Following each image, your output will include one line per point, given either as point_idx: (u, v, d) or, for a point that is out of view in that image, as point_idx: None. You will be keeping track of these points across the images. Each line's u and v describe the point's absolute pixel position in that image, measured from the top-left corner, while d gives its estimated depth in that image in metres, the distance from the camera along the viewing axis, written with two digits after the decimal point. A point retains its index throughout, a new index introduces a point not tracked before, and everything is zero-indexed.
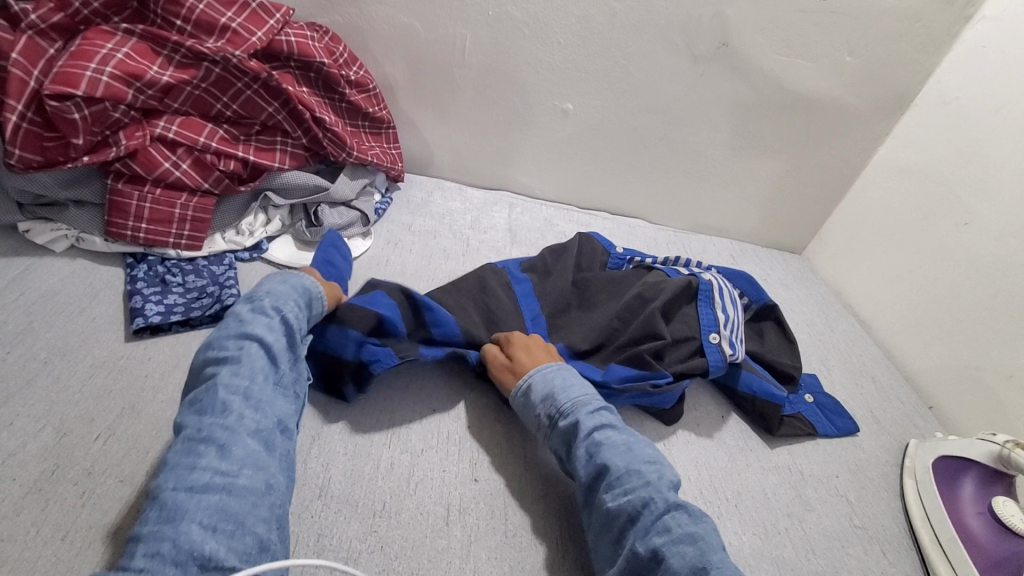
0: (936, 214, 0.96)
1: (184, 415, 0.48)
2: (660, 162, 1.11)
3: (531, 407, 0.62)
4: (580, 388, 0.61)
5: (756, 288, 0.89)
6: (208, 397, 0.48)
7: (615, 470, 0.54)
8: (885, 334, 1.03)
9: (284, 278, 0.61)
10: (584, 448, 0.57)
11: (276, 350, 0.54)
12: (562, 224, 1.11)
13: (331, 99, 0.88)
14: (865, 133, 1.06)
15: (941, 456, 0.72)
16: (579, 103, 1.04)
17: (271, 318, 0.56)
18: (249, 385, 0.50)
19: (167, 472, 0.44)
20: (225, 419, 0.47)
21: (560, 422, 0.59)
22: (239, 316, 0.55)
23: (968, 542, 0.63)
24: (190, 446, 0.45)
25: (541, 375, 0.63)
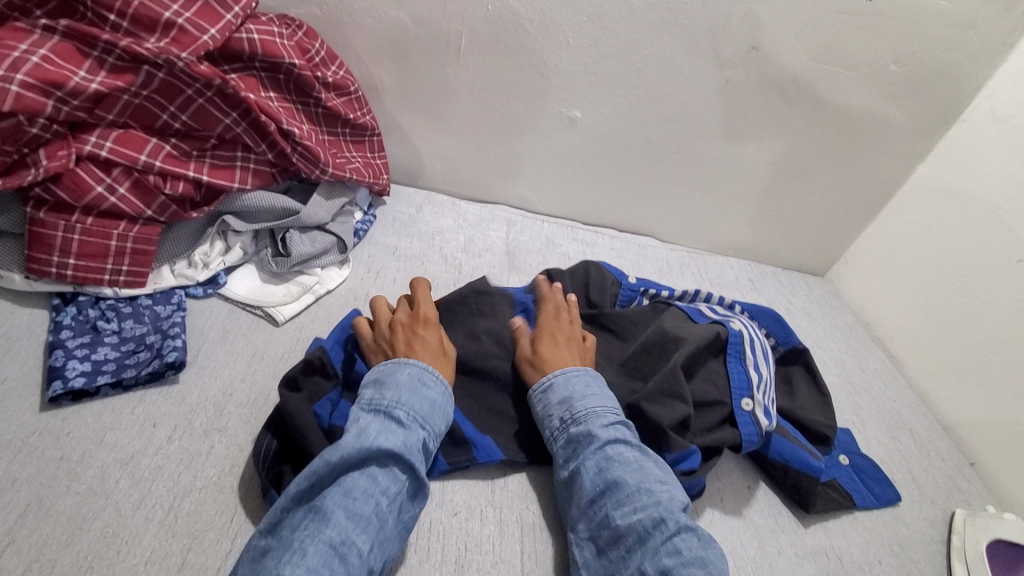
0: (985, 246, 0.85)
1: (332, 509, 0.44)
2: (675, 178, 1.00)
3: (543, 405, 0.59)
4: (599, 398, 0.58)
5: (783, 328, 0.80)
6: (360, 505, 0.44)
7: (625, 487, 0.50)
8: (922, 375, 0.93)
9: (449, 401, 0.56)
10: (593, 461, 0.53)
11: (420, 490, 0.49)
12: (566, 244, 1.00)
13: (304, 104, 0.77)
14: (905, 150, 0.95)
15: (999, 539, 0.65)
16: (587, 110, 0.92)
17: (423, 450, 0.51)
18: (388, 518, 0.46)
19: (300, 564, 0.40)
20: (364, 545, 0.43)
21: (573, 428, 0.56)
22: (410, 433, 0.50)
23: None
24: (328, 557, 0.41)
25: (563, 376, 0.60)
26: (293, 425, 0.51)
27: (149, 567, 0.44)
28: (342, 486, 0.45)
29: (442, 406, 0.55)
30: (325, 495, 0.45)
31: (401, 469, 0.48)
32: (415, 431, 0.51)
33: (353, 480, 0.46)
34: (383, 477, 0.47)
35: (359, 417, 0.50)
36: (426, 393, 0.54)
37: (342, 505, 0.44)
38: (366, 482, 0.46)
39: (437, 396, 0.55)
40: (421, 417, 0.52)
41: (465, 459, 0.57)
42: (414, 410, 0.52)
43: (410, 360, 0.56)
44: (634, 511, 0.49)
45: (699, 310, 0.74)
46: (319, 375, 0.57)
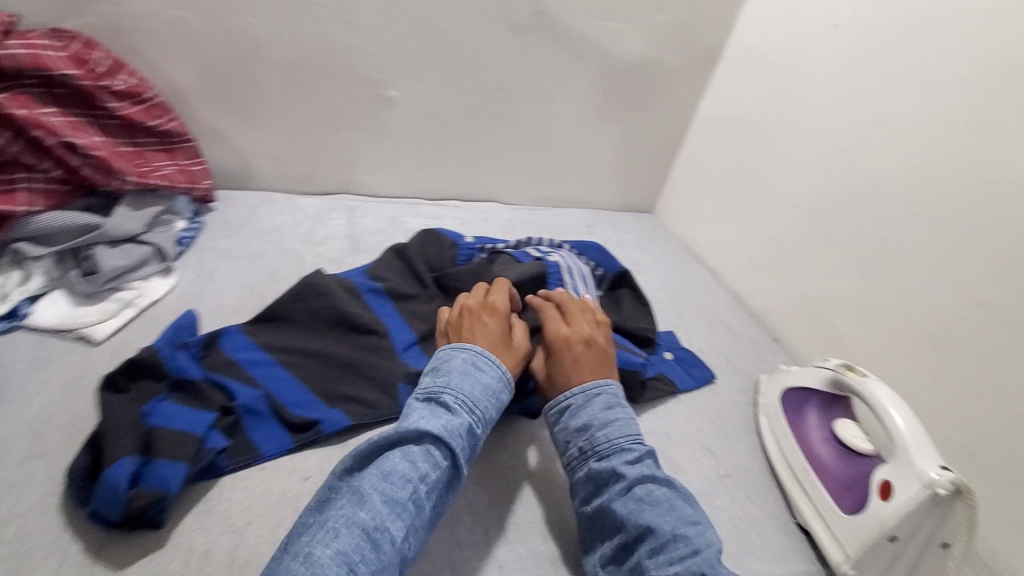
0: (756, 159, 1.02)
1: (369, 490, 0.44)
2: (502, 142, 1.07)
3: (562, 433, 0.58)
4: (639, 422, 0.57)
5: (608, 257, 0.91)
6: (394, 486, 0.45)
7: (660, 535, 0.49)
8: (733, 277, 1.08)
9: (502, 384, 0.57)
10: (625, 504, 0.51)
11: (456, 480, 0.50)
12: (411, 220, 1.03)
13: (95, 117, 0.73)
14: (688, 90, 1.10)
15: (791, 386, 0.76)
16: (403, 89, 0.96)
17: (470, 438, 0.51)
18: (425, 504, 0.46)
19: (332, 543, 0.40)
20: (398, 533, 0.43)
21: (593, 462, 0.55)
22: (456, 420, 0.51)
23: (817, 470, 0.67)
24: (364, 539, 0.41)
25: (582, 396, 0.59)
26: (102, 425, 0.51)
27: None
28: (381, 467, 0.46)
29: (491, 397, 0.55)
30: (365, 476, 0.46)
31: (445, 454, 0.49)
32: (467, 420, 0.52)
33: (393, 463, 0.46)
34: (422, 460, 0.47)
35: (410, 408, 0.52)
36: (478, 376, 0.55)
37: (377, 488, 0.44)
38: (406, 464, 0.46)
39: (491, 379, 0.56)
40: (472, 405, 0.53)
41: (311, 434, 0.59)
42: (461, 397, 0.53)
43: (468, 346, 0.59)
44: (671, 561, 0.47)
45: (525, 253, 0.83)
46: (148, 378, 0.56)
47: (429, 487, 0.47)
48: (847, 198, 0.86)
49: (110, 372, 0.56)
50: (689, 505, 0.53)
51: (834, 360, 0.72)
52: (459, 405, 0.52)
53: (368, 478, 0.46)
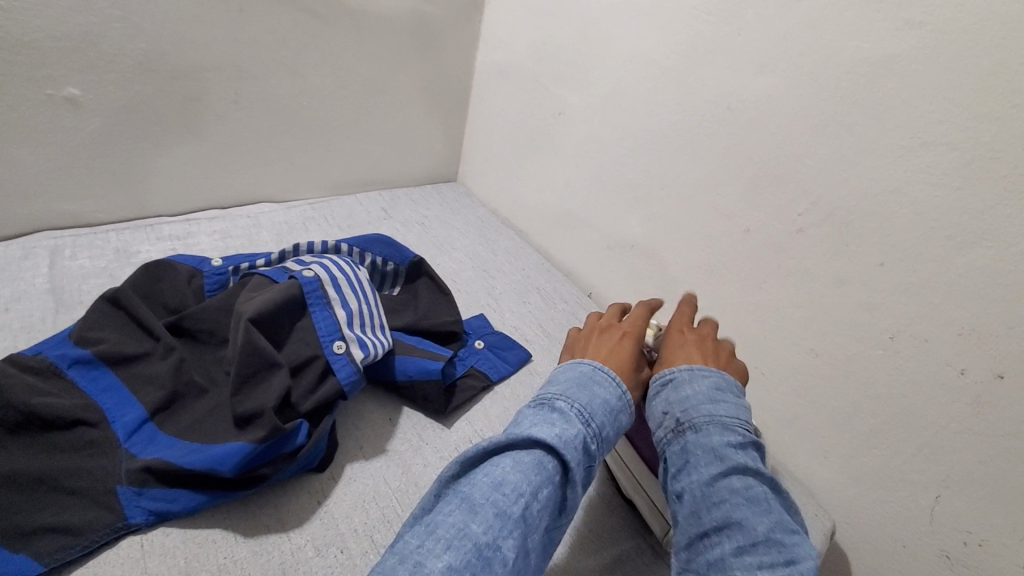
0: (536, 108, 0.96)
1: (481, 500, 0.36)
2: (250, 130, 0.89)
3: (665, 402, 0.48)
4: (729, 405, 0.46)
5: (397, 249, 0.80)
6: (492, 504, 0.36)
7: (750, 531, 0.38)
8: (540, 237, 1.04)
9: (623, 402, 0.47)
10: (718, 490, 0.41)
11: (569, 504, 0.41)
12: (147, 248, 0.81)
13: None
14: (457, 43, 1.01)
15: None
16: (86, 83, 0.72)
17: (594, 450, 0.43)
18: (536, 527, 0.37)
19: (438, 560, 0.32)
20: (511, 557, 0.34)
21: (688, 435, 0.45)
22: (571, 426, 0.42)
23: (631, 438, 0.62)
24: (474, 561, 0.33)
25: (688, 372, 0.50)
26: None
27: None
28: (491, 476, 0.38)
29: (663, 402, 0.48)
30: (473, 484, 0.38)
31: (557, 469, 0.40)
32: (590, 430, 0.43)
33: (502, 472, 0.38)
34: (533, 474, 0.38)
35: (519, 413, 0.44)
36: (599, 387, 0.46)
37: (491, 498, 0.36)
38: (518, 474, 0.38)
39: (611, 392, 0.46)
40: (585, 413, 0.44)
41: None
42: (573, 400, 0.45)
43: (587, 362, 0.50)
44: (760, 568, 0.36)
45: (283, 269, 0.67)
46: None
47: (530, 514, 0.37)
48: (621, 140, 0.84)
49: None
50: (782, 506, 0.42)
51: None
52: (595, 408, 0.44)
53: (475, 484, 0.38)
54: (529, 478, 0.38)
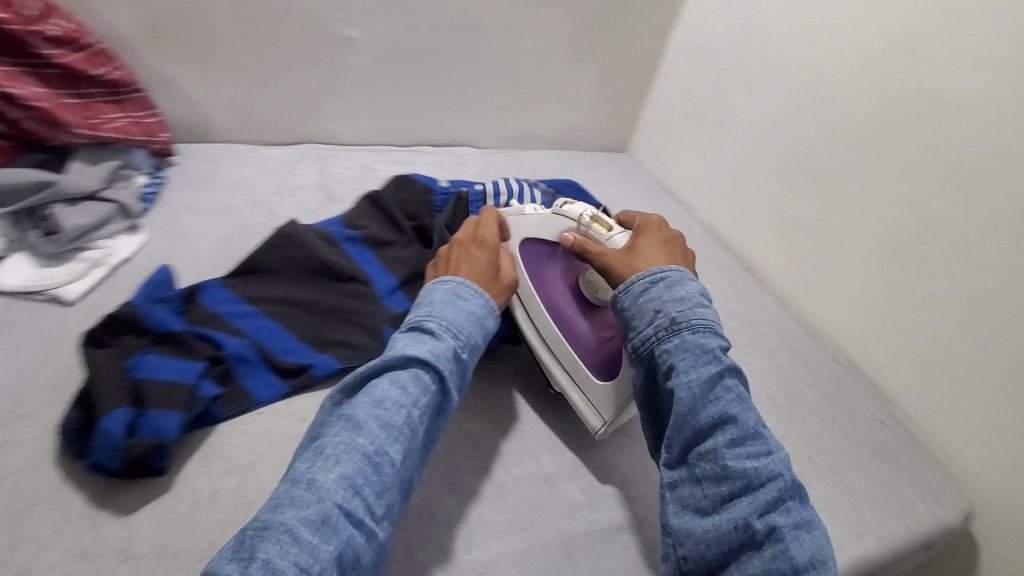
0: (725, 88, 1.02)
1: (364, 417, 0.45)
2: (471, 84, 1.04)
3: (652, 301, 0.55)
4: (710, 311, 0.55)
5: (583, 195, 0.92)
6: (387, 418, 0.45)
7: (744, 425, 0.49)
8: (705, 211, 1.10)
9: (486, 310, 0.57)
10: (722, 389, 0.51)
11: (446, 407, 0.50)
12: (383, 167, 1.01)
13: (28, 66, 0.68)
14: (657, 22, 1.08)
15: (529, 238, 0.68)
16: (364, 28, 0.91)
17: (457, 369, 0.52)
18: (419, 428, 0.47)
19: (335, 468, 0.41)
20: (398, 455, 0.44)
21: (682, 335, 0.52)
22: (444, 344, 0.52)
23: (558, 324, 0.66)
24: (362, 465, 0.42)
25: (677, 273, 0.57)
26: (90, 380, 0.51)
27: None
28: (372, 396, 0.46)
29: (473, 326, 0.55)
30: (356, 404, 0.46)
31: (433, 380, 0.49)
32: (459, 352, 0.52)
33: (383, 390, 0.47)
34: (412, 387, 0.47)
35: (395, 340, 0.52)
36: (462, 304, 0.55)
37: (373, 415, 0.45)
38: (397, 390, 0.47)
39: (474, 306, 0.56)
40: (456, 329, 0.53)
41: (305, 378, 0.60)
42: (445, 321, 0.53)
43: (447, 279, 0.58)
44: (746, 456, 0.48)
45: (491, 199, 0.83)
46: (129, 334, 0.56)
47: (421, 408, 0.48)
48: (814, 127, 0.87)
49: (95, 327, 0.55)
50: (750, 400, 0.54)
51: (579, 209, 0.65)
52: (444, 326, 0.53)
53: (360, 404, 0.46)
54: (397, 394, 0.47)
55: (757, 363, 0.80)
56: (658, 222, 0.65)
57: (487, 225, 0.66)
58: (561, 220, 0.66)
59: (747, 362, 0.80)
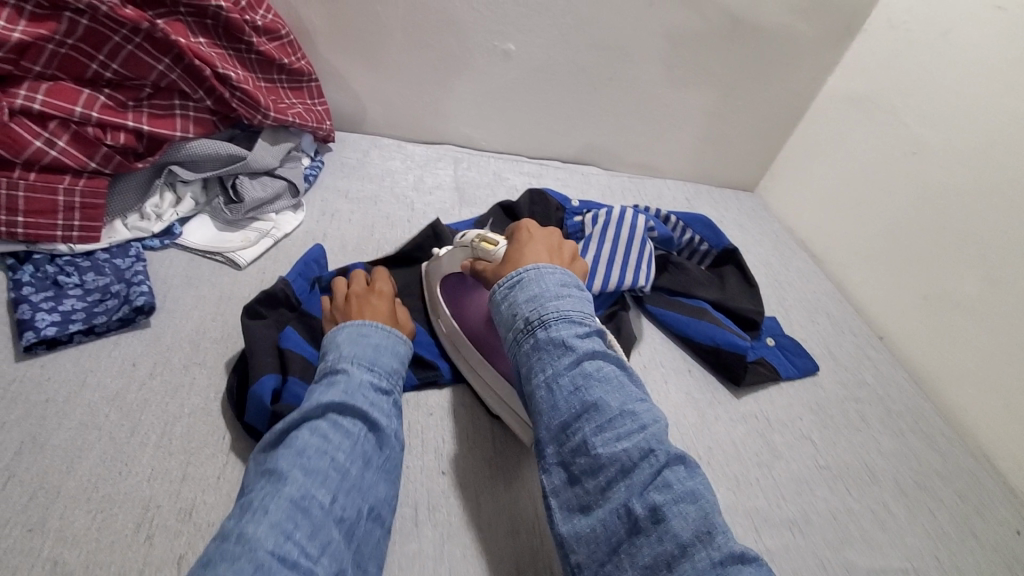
0: (884, 143, 0.95)
1: (288, 468, 0.43)
2: (611, 105, 1.04)
3: (512, 306, 0.54)
4: (573, 302, 0.53)
5: (716, 233, 0.88)
6: (315, 462, 0.44)
7: (609, 411, 0.46)
8: (836, 267, 1.04)
9: (394, 341, 0.58)
10: (569, 379, 0.48)
11: (386, 436, 0.49)
12: (513, 177, 1.04)
13: (237, 50, 0.75)
14: (817, 64, 1.02)
15: (447, 273, 0.70)
16: (521, 42, 0.93)
17: (387, 404, 0.52)
18: (349, 468, 0.45)
19: (263, 520, 0.39)
20: (325, 497, 0.42)
21: (540, 333, 0.51)
22: (359, 382, 0.51)
23: (484, 347, 0.64)
24: (291, 512, 0.40)
25: (537, 273, 0.55)
26: (250, 345, 0.57)
27: (153, 482, 0.48)
28: (293, 446, 0.45)
29: (379, 363, 0.54)
30: (277, 456, 0.44)
31: (354, 420, 0.48)
32: (381, 390, 0.52)
33: (304, 439, 0.45)
34: (332, 432, 0.46)
35: (312, 387, 0.51)
36: (368, 342, 0.55)
37: (296, 463, 0.43)
38: (318, 437, 0.46)
39: (379, 341, 0.56)
40: (370, 363, 0.54)
41: (434, 375, 0.65)
42: (359, 360, 0.53)
43: (354, 321, 0.58)
44: (617, 438, 0.45)
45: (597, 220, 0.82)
46: (283, 306, 0.62)
47: (353, 446, 0.47)
48: (991, 200, 0.79)
49: (258, 294, 0.61)
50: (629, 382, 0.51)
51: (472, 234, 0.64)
52: (342, 367, 0.52)
53: (280, 455, 0.44)
54: (325, 438, 0.46)
55: (885, 442, 0.74)
56: (535, 227, 0.63)
57: (359, 278, 0.66)
58: (459, 250, 0.66)
59: (874, 439, 0.74)
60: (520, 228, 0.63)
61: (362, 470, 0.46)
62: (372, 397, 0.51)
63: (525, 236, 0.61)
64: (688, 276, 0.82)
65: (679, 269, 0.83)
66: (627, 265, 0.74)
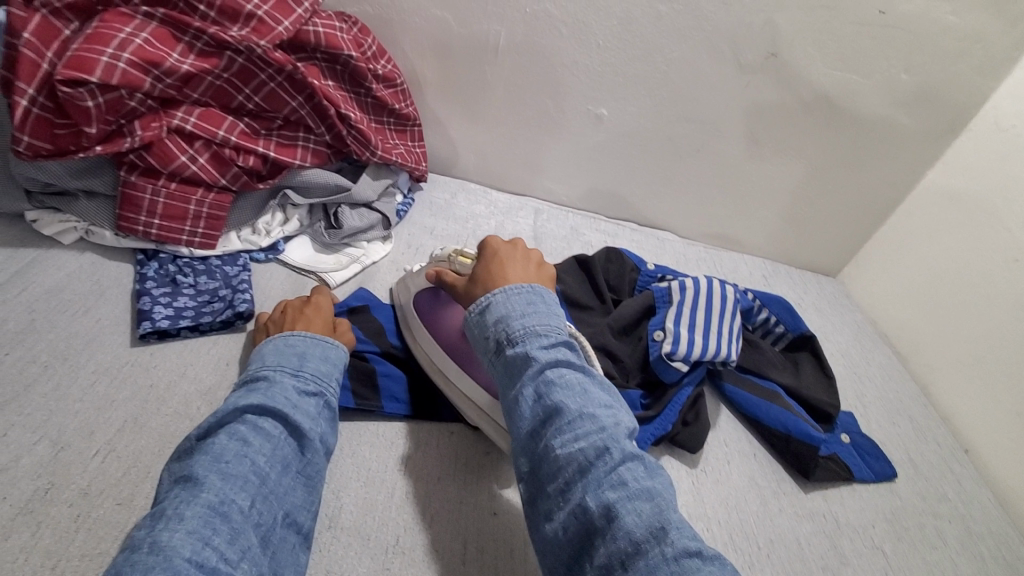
0: (985, 245, 0.90)
1: (204, 474, 0.43)
2: (694, 177, 1.05)
3: (481, 328, 0.56)
4: (542, 321, 0.54)
5: (794, 317, 0.84)
6: (234, 468, 0.44)
7: (566, 413, 0.47)
8: (924, 369, 0.98)
9: (323, 345, 0.59)
10: (531, 388, 0.49)
11: (307, 439, 0.50)
12: (589, 234, 1.07)
13: (356, 93, 0.83)
14: (914, 158, 0.99)
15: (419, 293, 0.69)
16: (614, 109, 0.97)
17: (312, 406, 0.52)
18: (268, 476, 0.45)
19: (178, 528, 0.39)
20: (244, 503, 0.43)
21: (510, 353, 0.52)
22: (279, 385, 0.52)
23: (460, 359, 0.63)
24: (207, 518, 0.40)
25: (503, 294, 0.56)
26: None
27: None
28: (210, 450, 0.45)
29: (302, 365, 0.55)
30: (193, 462, 0.44)
31: (274, 422, 0.49)
32: (307, 392, 0.53)
33: (222, 444, 0.45)
34: (253, 436, 0.47)
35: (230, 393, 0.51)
36: (297, 351, 0.56)
37: (213, 469, 0.43)
38: (235, 442, 0.46)
39: (307, 350, 0.57)
40: (295, 369, 0.54)
41: None
42: (282, 368, 0.54)
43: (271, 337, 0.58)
44: (575, 439, 0.46)
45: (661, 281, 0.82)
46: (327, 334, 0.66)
47: (270, 444, 0.47)
48: None
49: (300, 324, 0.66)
50: (594, 386, 0.51)
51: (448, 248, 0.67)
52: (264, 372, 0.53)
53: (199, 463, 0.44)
54: (248, 440, 0.46)
55: (966, 568, 0.67)
56: (498, 239, 0.64)
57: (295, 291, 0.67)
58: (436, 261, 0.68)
59: (957, 564, 0.67)
60: (485, 244, 0.63)
61: (278, 473, 0.46)
62: (295, 397, 0.52)
63: (493, 252, 0.61)
64: (762, 356, 0.79)
65: (753, 347, 0.80)
66: (721, 335, 0.72)
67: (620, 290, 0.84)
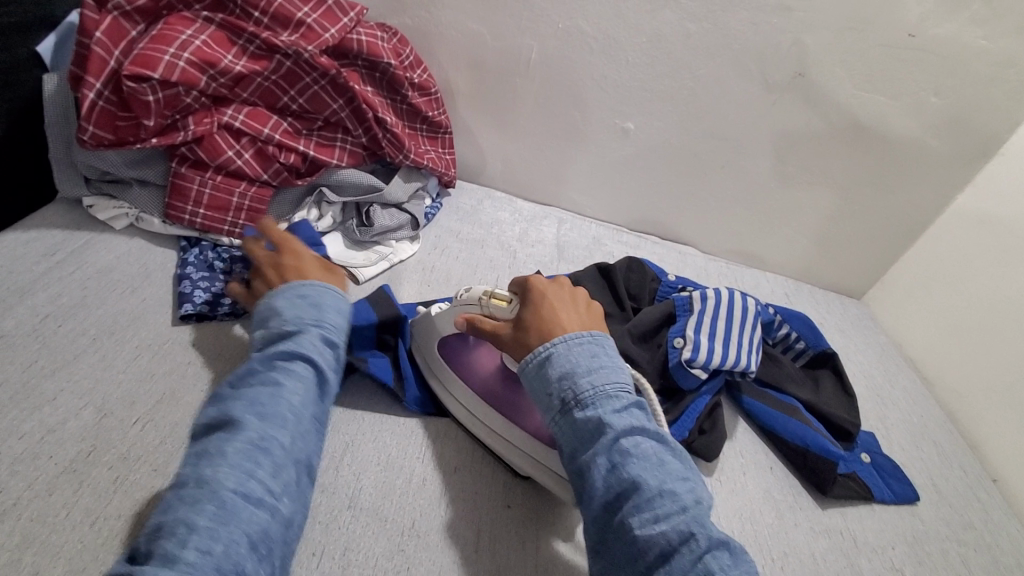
0: (1015, 271, 0.89)
1: (242, 415, 0.46)
2: (718, 193, 1.06)
3: (544, 383, 0.53)
4: (610, 375, 0.53)
5: (815, 333, 0.84)
6: (271, 410, 0.47)
7: (646, 490, 0.46)
8: (951, 396, 0.96)
9: (337, 296, 0.59)
10: (605, 457, 0.48)
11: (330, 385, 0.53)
12: (611, 244, 1.08)
13: (393, 100, 0.87)
14: (943, 181, 0.98)
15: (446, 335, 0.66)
16: (640, 122, 0.99)
17: (333, 355, 0.54)
18: (302, 416, 0.49)
19: (222, 464, 0.42)
20: (284, 440, 0.46)
21: (577, 412, 0.51)
22: (304, 334, 0.54)
23: (504, 409, 0.61)
24: (250, 453, 0.44)
25: (566, 346, 0.54)
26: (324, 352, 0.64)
27: None
28: (245, 398, 0.47)
29: (319, 311, 0.56)
30: (230, 406, 0.47)
31: (301, 367, 0.51)
32: (327, 340, 0.55)
33: (256, 391, 0.48)
34: (286, 382, 0.49)
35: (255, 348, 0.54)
36: (316, 300, 0.57)
37: (249, 411, 0.46)
38: (268, 391, 0.48)
39: (325, 299, 0.58)
40: (315, 317, 0.55)
41: None
42: (306, 319, 0.55)
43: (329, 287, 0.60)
44: (656, 519, 0.45)
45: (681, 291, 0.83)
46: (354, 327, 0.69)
47: (301, 390, 0.50)
48: None
49: None
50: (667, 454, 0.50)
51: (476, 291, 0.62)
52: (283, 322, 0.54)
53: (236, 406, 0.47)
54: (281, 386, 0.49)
55: None
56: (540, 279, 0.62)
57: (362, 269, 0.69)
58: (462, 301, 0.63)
59: None
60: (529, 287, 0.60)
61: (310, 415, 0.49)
62: (321, 346, 0.54)
63: (540, 297, 0.59)
64: (781, 370, 0.79)
65: (772, 362, 0.80)
66: (740, 346, 0.72)
67: (638, 297, 0.85)
